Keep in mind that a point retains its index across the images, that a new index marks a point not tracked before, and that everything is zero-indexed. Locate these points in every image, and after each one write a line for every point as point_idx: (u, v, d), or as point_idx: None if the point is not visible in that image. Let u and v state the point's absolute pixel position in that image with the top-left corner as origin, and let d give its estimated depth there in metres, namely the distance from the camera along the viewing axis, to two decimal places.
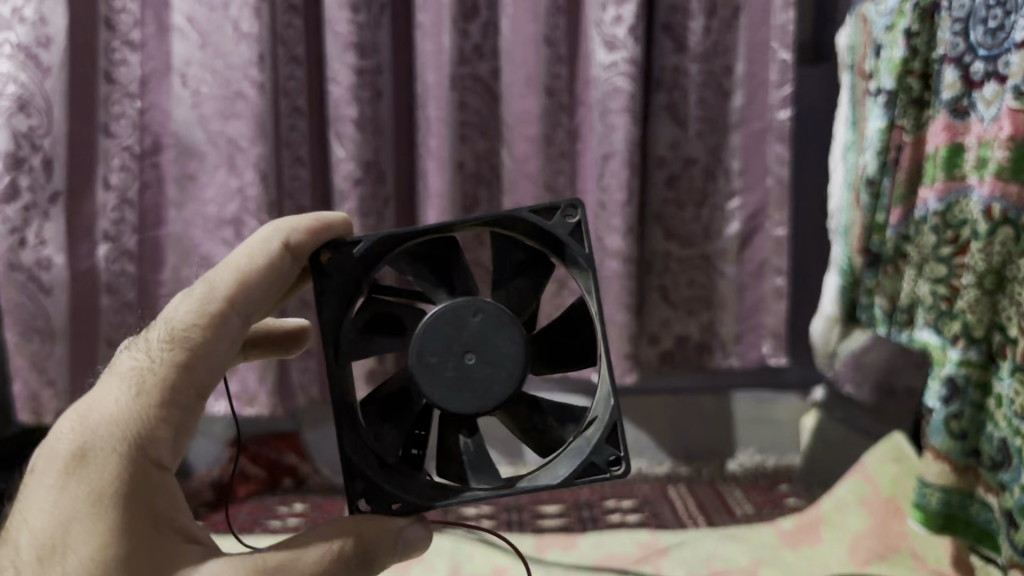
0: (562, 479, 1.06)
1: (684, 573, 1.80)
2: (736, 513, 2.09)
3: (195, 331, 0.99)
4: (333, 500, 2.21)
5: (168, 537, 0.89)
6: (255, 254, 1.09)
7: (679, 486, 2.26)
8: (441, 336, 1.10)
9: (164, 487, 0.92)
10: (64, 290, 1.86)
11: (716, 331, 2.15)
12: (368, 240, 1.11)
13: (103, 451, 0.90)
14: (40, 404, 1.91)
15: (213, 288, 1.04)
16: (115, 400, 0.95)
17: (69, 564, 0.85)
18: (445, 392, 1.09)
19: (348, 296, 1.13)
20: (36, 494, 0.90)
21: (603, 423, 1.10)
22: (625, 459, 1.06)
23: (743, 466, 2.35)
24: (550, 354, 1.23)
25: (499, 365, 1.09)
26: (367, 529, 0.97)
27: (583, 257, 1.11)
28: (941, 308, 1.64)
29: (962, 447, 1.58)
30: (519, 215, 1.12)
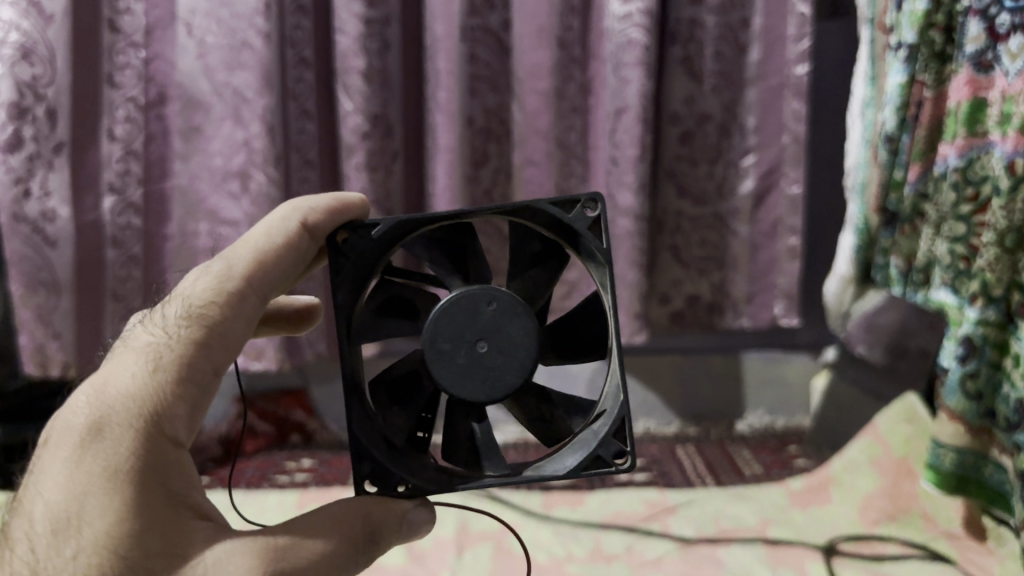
0: (569, 470, 1.05)
1: (692, 530, 1.80)
2: (744, 473, 2.08)
3: (213, 309, 0.97)
4: (340, 456, 2.20)
5: (181, 515, 0.88)
6: (273, 232, 1.06)
7: (688, 445, 2.24)
8: (453, 320, 1.09)
9: (179, 466, 0.91)
10: (69, 242, 1.84)
11: (727, 291, 2.13)
12: (387, 225, 1.10)
13: (119, 426, 0.89)
14: (47, 355, 1.89)
15: (232, 266, 1.01)
16: (130, 374, 0.93)
17: (85, 537, 0.83)
18: (456, 374, 1.08)
19: (362, 279, 1.11)
20: (48, 467, 0.88)
21: (610, 416, 1.10)
22: (631, 453, 1.06)
23: (751, 427, 2.33)
24: (561, 346, 1.22)
25: (511, 354, 1.09)
26: (375, 506, 1.00)
27: (600, 252, 1.11)
28: (958, 268, 1.62)
29: (977, 408, 1.56)
30: (539, 206, 1.10)
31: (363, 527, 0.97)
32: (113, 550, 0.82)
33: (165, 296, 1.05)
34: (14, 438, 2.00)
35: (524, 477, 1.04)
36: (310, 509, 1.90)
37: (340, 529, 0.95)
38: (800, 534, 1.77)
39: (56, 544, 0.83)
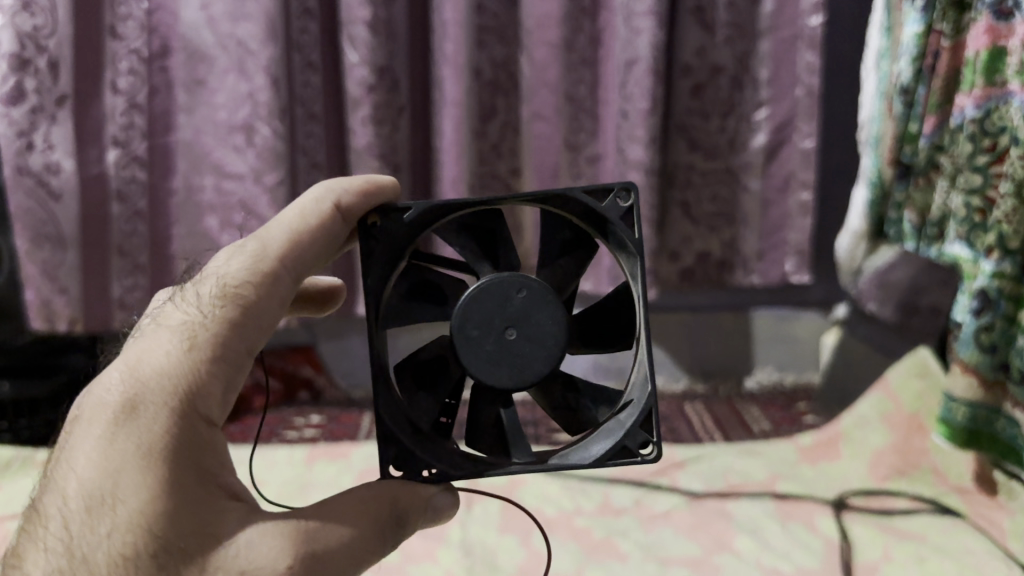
0: (595, 458, 1.02)
1: (702, 485, 1.79)
2: (753, 429, 2.07)
3: (249, 289, 0.95)
4: (349, 412, 2.20)
5: (213, 496, 0.84)
6: (307, 214, 1.04)
7: (696, 402, 2.23)
8: (484, 304, 1.03)
9: (212, 447, 0.87)
10: (74, 196, 1.83)
11: (737, 247, 2.11)
12: (421, 207, 1.06)
13: (153, 404, 0.85)
14: (54, 311, 1.88)
15: (265, 248, 1.00)
16: (164, 353, 0.89)
17: (118, 516, 0.79)
18: (484, 360, 1.03)
19: (393, 261, 1.07)
20: (80, 444, 0.84)
21: (637, 405, 1.06)
22: (657, 443, 1.03)
23: (761, 383, 2.34)
24: (590, 334, 1.17)
25: (545, 342, 1.04)
26: (402, 491, 0.94)
27: (632, 242, 1.07)
28: (974, 221, 1.59)
29: (990, 360, 1.54)
30: (572, 195, 1.06)
31: (391, 512, 0.92)
32: (147, 529, 0.78)
33: (194, 277, 1.02)
34: (21, 394, 1.99)
35: (550, 465, 1.01)
36: (320, 463, 1.92)
37: (367, 514, 0.90)
38: (809, 489, 1.77)
39: (89, 523, 0.79)
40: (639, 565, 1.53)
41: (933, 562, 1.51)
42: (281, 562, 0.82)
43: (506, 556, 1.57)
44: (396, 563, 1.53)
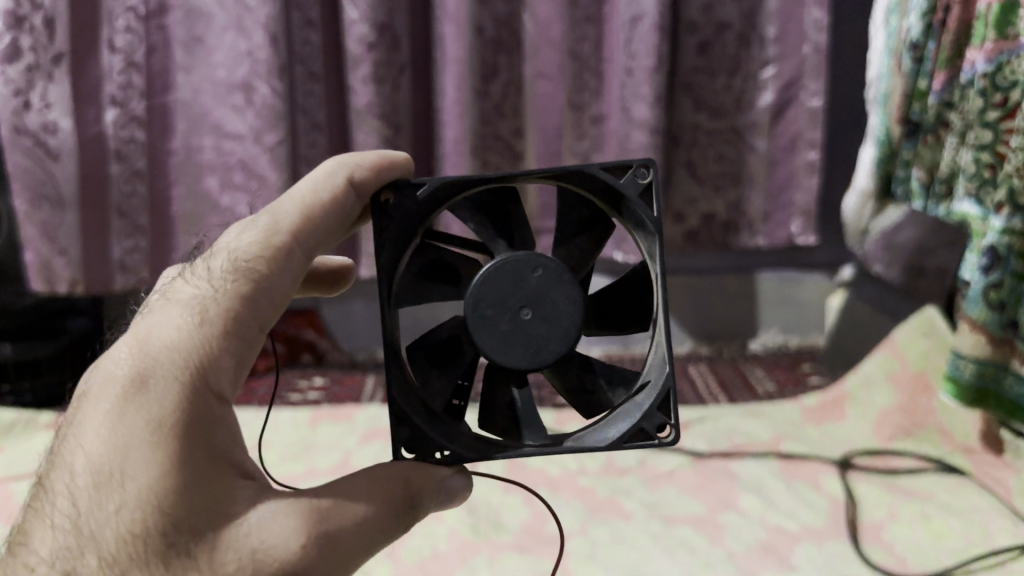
0: (610, 442, 0.99)
1: (706, 446, 1.79)
2: (757, 390, 2.07)
3: (262, 264, 0.90)
4: (352, 374, 2.20)
5: (225, 473, 0.80)
6: (320, 187, 0.98)
7: (700, 365, 2.22)
8: (498, 283, 1.00)
9: (225, 425, 0.83)
10: (72, 156, 1.81)
11: (743, 208, 2.09)
12: (436, 183, 1.02)
13: (163, 378, 0.81)
14: (53, 272, 1.87)
15: (278, 222, 0.94)
16: (175, 326, 0.85)
17: (128, 493, 0.75)
18: (500, 341, 1.00)
19: (405, 240, 1.02)
20: (90, 418, 0.80)
21: (655, 387, 1.03)
22: (675, 426, 0.99)
23: (765, 346, 2.32)
24: (607, 317, 1.14)
25: (561, 322, 1.01)
26: (416, 474, 0.90)
27: (651, 220, 1.03)
28: (983, 177, 1.57)
29: (999, 318, 1.53)
30: (589, 171, 1.02)
31: (404, 495, 0.88)
32: (156, 508, 0.75)
33: (206, 250, 0.98)
34: (23, 356, 1.97)
35: (565, 447, 0.98)
36: (324, 425, 1.91)
37: (381, 496, 0.86)
38: (813, 449, 1.76)
39: (98, 501, 0.76)
40: (644, 523, 1.53)
41: (939, 520, 1.51)
42: (294, 542, 0.77)
43: (510, 515, 1.56)
44: None
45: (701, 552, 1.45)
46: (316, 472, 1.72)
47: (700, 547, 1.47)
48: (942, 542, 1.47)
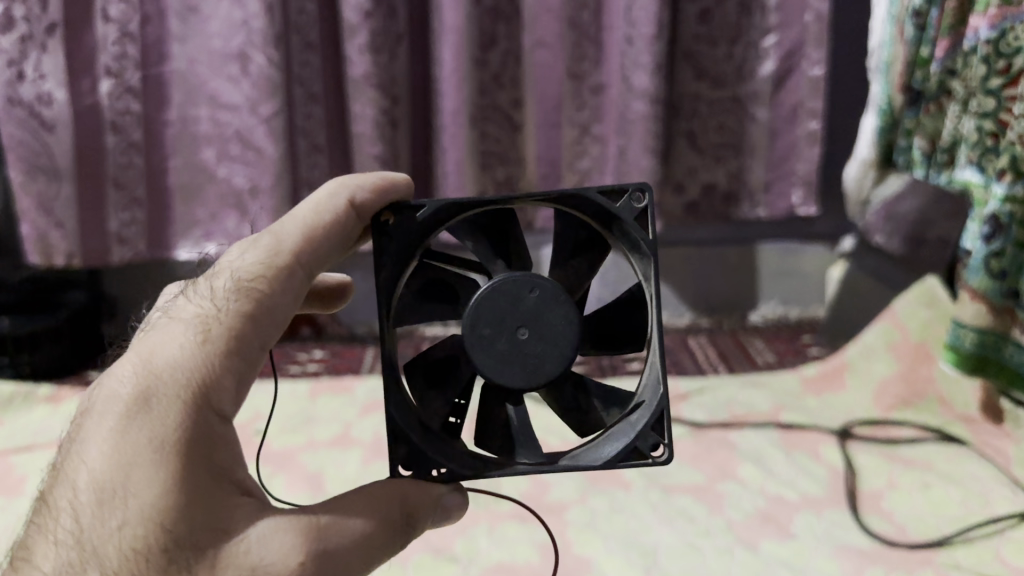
0: (605, 460, 0.95)
1: (705, 416, 1.78)
2: (757, 362, 2.06)
3: (265, 283, 0.88)
4: (352, 347, 2.20)
5: (226, 490, 0.78)
6: (322, 206, 0.97)
7: (700, 337, 2.21)
8: (495, 302, 0.96)
9: (227, 442, 0.80)
10: (67, 127, 1.79)
11: (744, 179, 2.07)
12: (434, 206, 0.98)
13: (167, 395, 0.78)
14: (50, 245, 1.87)
15: (280, 241, 0.93)
16: (178, 345, 0.82)
17: (129, 511, 0.73)
18: (497, 362, 0.96)
19: (405, 260, 0.99)
20: (91, 434, 0.78)
21: (648, 406, 1.00)
22: (669, 445, 0.96)
23: (764, 318, 2.31)
24: (601, 339, 1.08)
25: (560, 344, 0.96)
26: (413, 488, 0.88)
27: (647, 244, 0.99)
28: (986, 145, 1.55)
29: (1000, 287, 1.52)
30: (586, 194, 0.98)
31: (402, 510, 0.86)
32: (159, 525, 0.73)
33: (206, 270, 0.95)
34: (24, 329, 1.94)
35: (559, 466, 0.94)
36: (324, 397, 1.91)
37: (379, 510, 0.84)
38: (813, 418, 1.76)
39: (100, 517, 0.73)
40: (643, 493, 1.53)
41: (939, 489, 1.51)
42: (293, 558, 0.76)
43: (511, 486, 1.56)
44: None
45: (700, 522, 1.45)
46: (316, 443, 1.73)
47: (699, 517, 1.47)
48: (941, 511, 1.47)
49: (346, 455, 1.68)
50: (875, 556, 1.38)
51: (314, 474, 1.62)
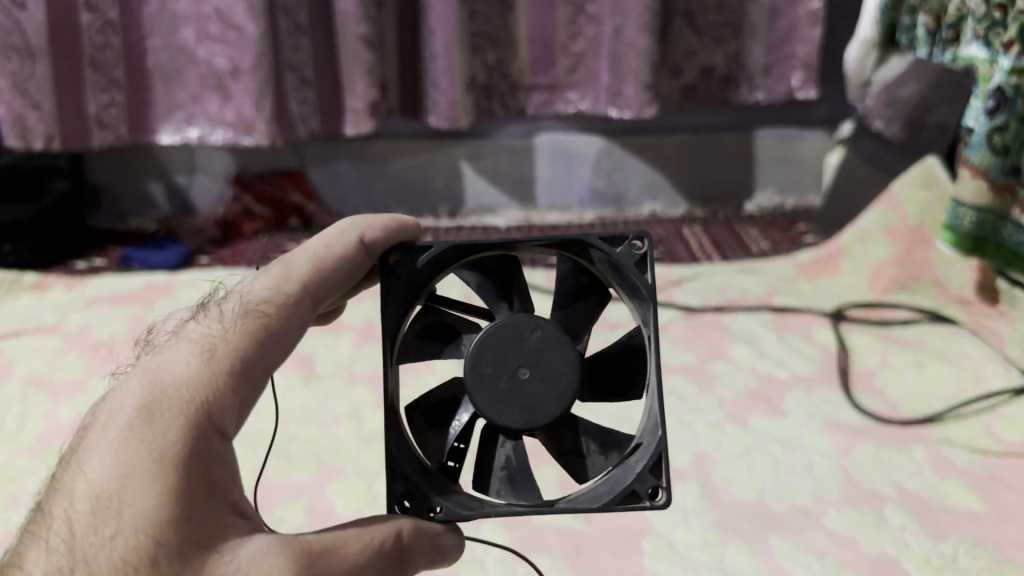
0: (601, 503, 0.84)
1: (698, 301, 1.77)
2: (752, 250, 2.04)
3: (274, 309, 0.81)
4: None
5: (219, 510, 0.70)
6: (331, 242, 0.89)
7: (694, 226, 2.17)
8: (497, 337, 0.87)
9: (227, 465, 0.72)
10: (39, 4, 1.71)
11: (744, 62, 2.02)
12: (442, 247, 0.90)
13: (170, 408, 0.71)
14: (28, 129, 1.81)
15: (290, 269, 0.86)
16: (183, 362, 0.75)
17: (122, 525, 0.65)
18: (498, 403, 0.85)
19: (407, 307, 0.90)
20: (89, 446, 0.70)
21: (646, 448, 0.88)
22: (669, 488, 0.84)
23: (761, 207, 2.29)
24: (597, 381, 0.94)
25: (561, 385, 0.85)
26: (410, 526, 0.79)
27: (643, 287, 0.89)
28: (993, 19, 1.49)
29: (1002, 165, 1.49)
30: (587, 242, 0.90)
31: (394, 542, 0.76)
32: (153, 537, 0.65)
33: (210, 299, 0.87)
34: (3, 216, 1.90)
35: (557, 508, 0.83)
36: None
37: (370, 540, 0.75)
38: (807, 302, 1.75)
39: (93, 525, 0.65)
40: None
41: (932, 367, 1.52)
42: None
43: None
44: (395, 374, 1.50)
45: (692, 400, 1.45)
46: None
47: (691, 395, 1.46)
48: (934, 388, 1.47)
49: (337, 340, 1.66)
50: (866, 431, 1.38)
51: (306, 357, 1.61)
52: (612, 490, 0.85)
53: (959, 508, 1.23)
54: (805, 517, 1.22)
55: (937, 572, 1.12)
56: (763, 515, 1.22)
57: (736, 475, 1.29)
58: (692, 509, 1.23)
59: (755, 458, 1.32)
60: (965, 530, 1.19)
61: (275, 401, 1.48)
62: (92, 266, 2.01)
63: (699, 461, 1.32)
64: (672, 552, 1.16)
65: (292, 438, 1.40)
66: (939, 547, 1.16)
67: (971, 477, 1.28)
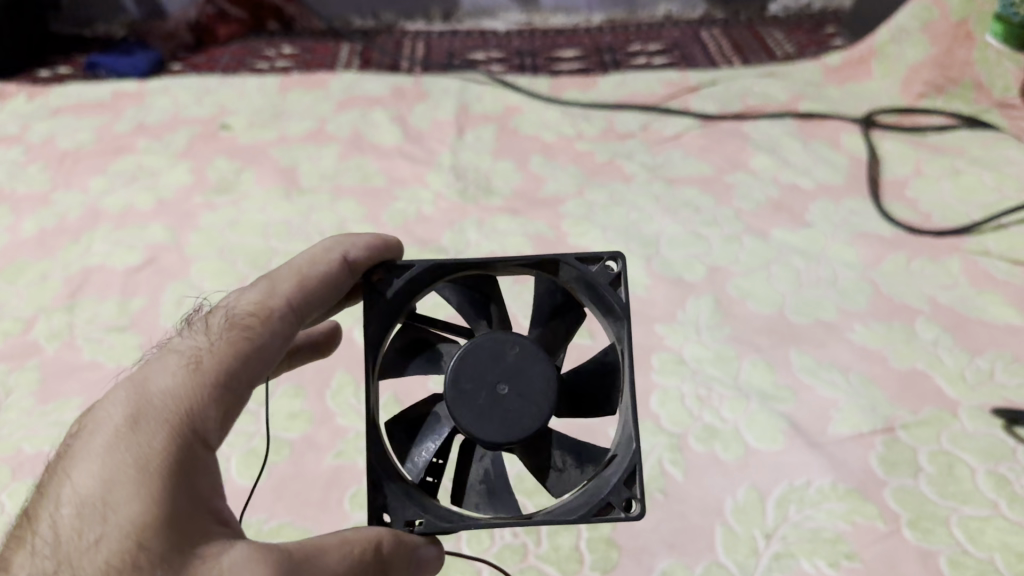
0: (575, 515, 0.69)
1: (717, 108, 1.57)
2: (776, 54, 1.87)
3: (259, 324, 0.69)
4: (326, 44, 1.95)
5: (204, 514, 0.61)
6: (315, 258, 0.76)
7: (713, 29, 1.98)
8: (475, 349, 0.74)
9: (214, 477, 0.63)
10: None
11: None
12: (425, 266, 0.77)
13: (156, 416, 0.62)
14: None
15: (274, 286, 0.73)
16: (168, 370, 0.65)
17: (106, 537, 0.57)
18: (479, 418, 0.72)
19: (390, 327, 0.76)
20: (70, 454, 0.61)
21: (620, 460, 0.73)
22: (645, 498, 0.70)
23: (786, 8, 2.09)
24: (571, 396, 0.79)
25: (541, 402, 0.72)
26: (388, 534, 0.66)
27: (618, 305, 0.76)
28: None
29: None
30: (562, 261, 0.77)
31: (375, 552, 0.64)
32: (137, 541, 0.57)
33: (192, 312, 0.76)
34: None
35: (536, 518, 0.69)
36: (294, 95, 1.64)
37: (349, 551, 0.63)
38: (835, 108, 1.58)
39: (78, 529, 0.57)
40: (646, 185, 1.37)
41: (970, 174, 1.39)
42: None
43: (502, 180, 1.39)
44: (384, 187, 1.38)
45: (708, 213, 1.32)
46: (288, 139, 1.49)
47: (707, 208, 1.33)
48: (971, 197, 1.35)
49: (320, 150, 1.46)
50: (897, 242, 1.27)
51: (287, 170, 1.42)
52: (586, 500, 0.71)
53: (996, 322, 1.13)
54: (829, 330, 1.13)
55: (972, 389, 1.04)
56: (782, 327, 1.13)
57: (753, 289, 1.19)
58: (706, 323, 1.14)
59: (775, 270, 1.21)
60: (1005, 344, 1.10)
61: (254, 213, 1.33)
62: (57, 75, 1.84)
63: (714, 275, 1.21)
64: (683, 367, 1.08)
65: (274, 252, 1.27)
66: (974, 362, 1.08)
67: (1011, 290, 1.18)
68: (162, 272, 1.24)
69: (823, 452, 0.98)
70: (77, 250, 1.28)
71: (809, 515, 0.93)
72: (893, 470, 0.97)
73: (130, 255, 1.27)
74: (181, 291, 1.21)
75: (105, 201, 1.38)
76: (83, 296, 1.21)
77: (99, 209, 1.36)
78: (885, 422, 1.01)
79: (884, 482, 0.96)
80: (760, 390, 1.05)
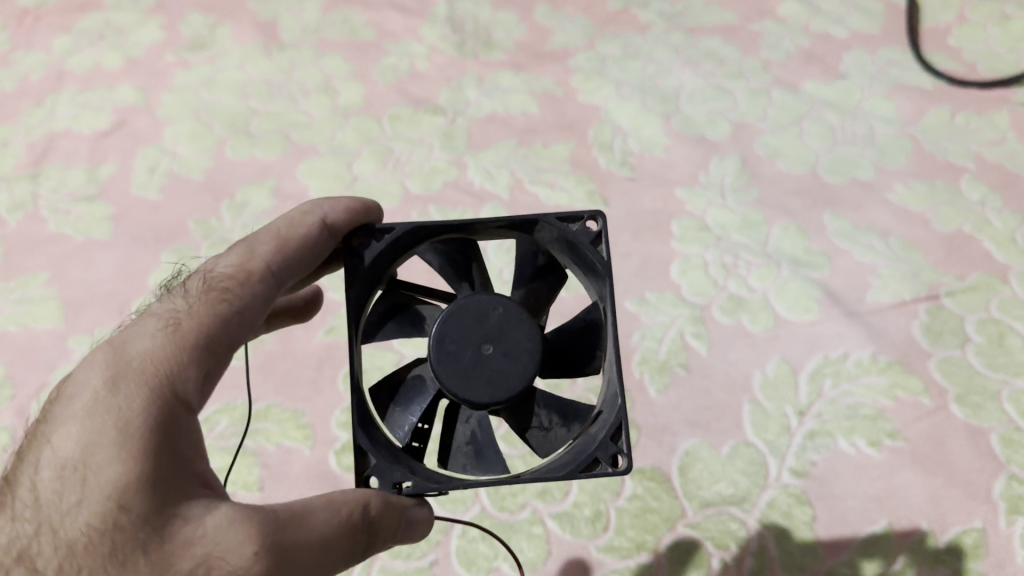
0: (563, 471, 0.60)
1: None
2: None
3: (240, 285, 0.61)
4: None
5: (189, 478, 0.53)
6: (290, 223, 0.67)
7: None
8: (456, 310, 0.65)
9: (201, 447, 0.55)
10: None
11: None
12: (406, 228, 0.66)
13: (136, 375, 0.53)
14: None
15: (251, 248, 0.65)
16: (147, 329, 0.56)
17: (86, 503, 0.49)
18: (468, 382, 0.63)
19: (370, 295, 0.66)
20: (44, 419, 0.53)
21: (603, 417, 0.64)
22: (633, 453, 0.61)
23: None
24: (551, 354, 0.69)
25: (534, 362, 0.64)
26: (378, 495, 0.57)
27: (598, 264, 0.67)
28: None
29: None
30: (539, 221, 0.67)
31: (363, 515, 0.56)
32: (119, 503, 0.49)
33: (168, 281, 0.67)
34: None
35: (523, 476, 0.59)
36: None
37: (336, 511, 0.55)
38: None
39: (58, 492, 0.50)
40: (664, 36, 1.22)
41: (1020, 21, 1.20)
42: (246, 546, 0.50)
43: (503, 32, 1.24)
44: (373, 41, 1.24)
45: (732, 65, 1.19)
46: None
47: (731, 59, 1.20)
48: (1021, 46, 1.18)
49: None
50: (938, 94, 1.14)
51: (264, 24, 1.26)
52: (572, 457, 0.62)
53: None
54: (867, 192, 1.03)
55: None
56: (814, 189, 1.03)
57: (783, 145, 1.08)
58: (731, 186, 1.04)
59: (806, 126, 1.10)
60: None
61: (231, 71, 1.20)
62: None
63: (739, 132, 1.10)
64: (707, 234, 0.99)
65: (253, 113, 1.16)
66: None
67: None
68: (133, 137, 1.14)
69: (861, 321, 0.92)
70: (40, 114, 1.17)
71: (846, 391, 0.88)
72: (939, 341, 0.90)
73: (97, 118, 1.16)
74: (154, 159, 1.11)
75: (71, 61, 1.23)
76: (47, 165, 1.11)
77: (62, 70, 1.23)
78: (928, 288, 0.94)
79: (929, 354, 0.90)
80: (791, 257, 0.97)
